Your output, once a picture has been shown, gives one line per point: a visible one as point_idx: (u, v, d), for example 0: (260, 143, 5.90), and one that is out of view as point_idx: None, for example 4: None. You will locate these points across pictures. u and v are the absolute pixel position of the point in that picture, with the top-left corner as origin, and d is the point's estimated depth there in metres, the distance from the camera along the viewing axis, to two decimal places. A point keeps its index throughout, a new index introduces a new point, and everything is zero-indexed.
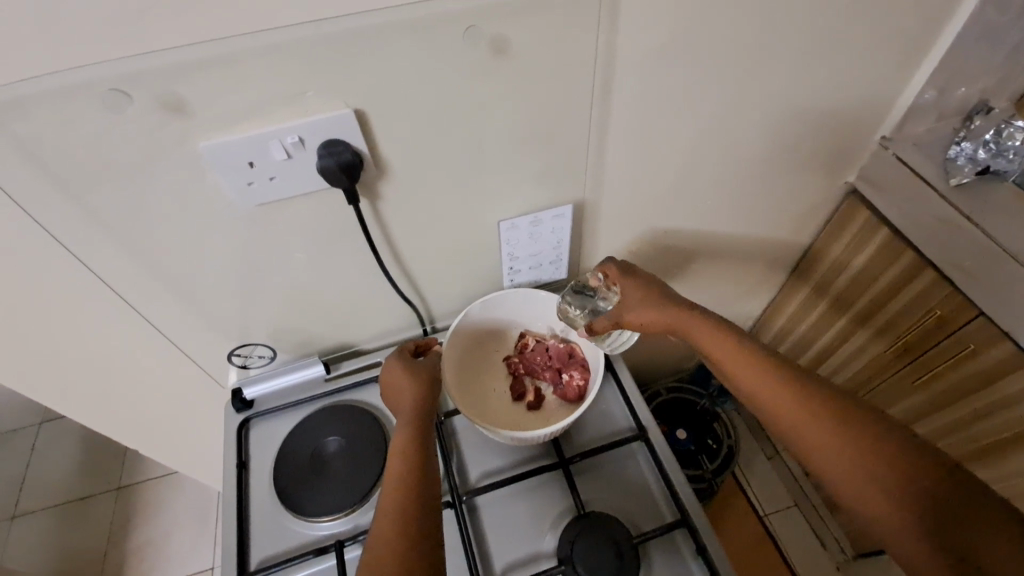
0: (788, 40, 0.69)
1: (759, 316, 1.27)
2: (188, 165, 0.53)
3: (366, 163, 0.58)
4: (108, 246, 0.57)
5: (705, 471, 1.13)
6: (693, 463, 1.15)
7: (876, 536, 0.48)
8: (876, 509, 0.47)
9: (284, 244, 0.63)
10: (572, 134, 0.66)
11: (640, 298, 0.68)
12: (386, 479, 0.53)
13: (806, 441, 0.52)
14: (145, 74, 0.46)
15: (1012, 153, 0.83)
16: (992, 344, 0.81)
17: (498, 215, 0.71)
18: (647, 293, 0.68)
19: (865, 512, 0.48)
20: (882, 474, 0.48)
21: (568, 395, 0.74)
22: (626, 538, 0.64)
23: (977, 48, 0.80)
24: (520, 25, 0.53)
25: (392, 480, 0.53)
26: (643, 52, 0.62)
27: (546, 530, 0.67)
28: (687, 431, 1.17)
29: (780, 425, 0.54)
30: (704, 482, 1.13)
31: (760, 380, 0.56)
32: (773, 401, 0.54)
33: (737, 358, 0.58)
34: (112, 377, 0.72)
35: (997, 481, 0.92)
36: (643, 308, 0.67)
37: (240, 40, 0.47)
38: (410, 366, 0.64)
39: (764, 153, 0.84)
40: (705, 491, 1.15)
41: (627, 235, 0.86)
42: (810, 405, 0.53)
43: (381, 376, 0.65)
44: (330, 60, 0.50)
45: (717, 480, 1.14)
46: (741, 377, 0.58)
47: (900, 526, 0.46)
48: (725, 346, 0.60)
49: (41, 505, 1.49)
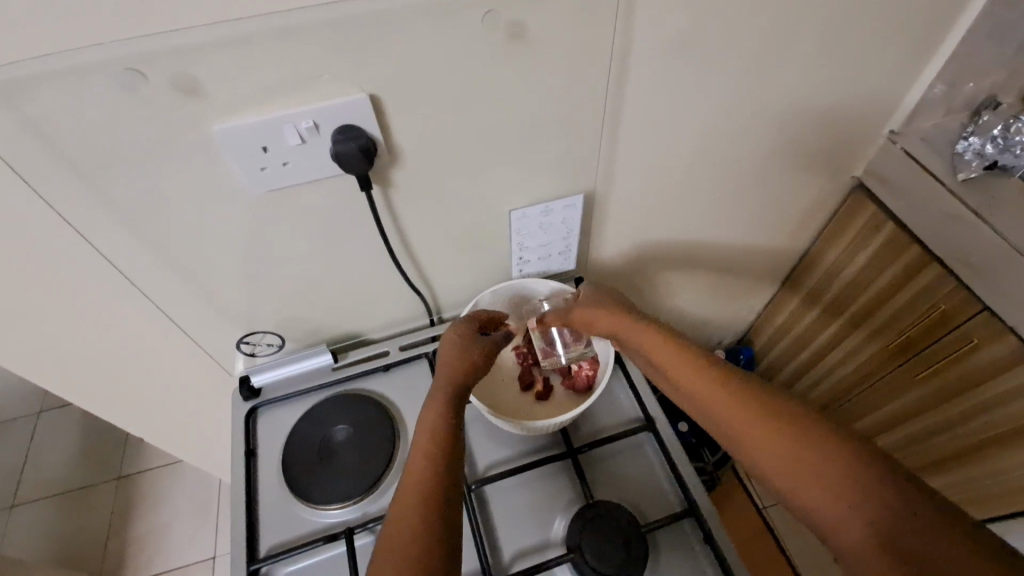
0: (802, 32, 0.68)
1: (761, 311, 1.26)
2: (201, 149, 0.52)
3: (380, 149, 0.58)
4: (119, 229, 0.56)
5: (707, 464, 1.18)
6: (694, 456, 1.17)
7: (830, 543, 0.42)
8: (820, 507, 0.42)
9: (293, 231, 0.63)
10: (585, 123, 0.65)
11: (592, 301, 0.68)
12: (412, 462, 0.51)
13: (743, 437, 0.47)
14: (160, 54, 0.46)
15: (1018, 149, 0.84)
16: (997, 338, 0.81)
17: (507, 205, 0.71)
18: (594, 296, 0.69)
19: (812, 513, 0.42)
20: (821, 468, 0.42)
21: (576, 385, 0.75)
22: (634, 527, 0.64)
23: (987, 43, 0.80)
24: (537, 11, 0.53)
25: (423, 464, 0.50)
26: (658, 40, 0.61)
27: (555, 519, 0.67)
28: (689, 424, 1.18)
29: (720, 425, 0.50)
30: (704, 474, 1.18)
31: (684, 375, 0.54)
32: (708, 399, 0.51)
33: (672, 356, 0.56)
34: (118, 362, 0.72)
35: (992, 477, 0.92)
36: (591, 306, 0.67)
37: (256, 22, 0.46)
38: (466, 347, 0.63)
39: (775, 144, 0.83)
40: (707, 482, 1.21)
41: (636, 226, 0.86)
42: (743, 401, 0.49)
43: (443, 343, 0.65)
44: (346, 43, 0.49)
45: (717, 472, 1.20)
46: (676, 376, 0.54)
47: (847, 525, 0.40)
48: (660, 347, 0.57)
49: (41, 494, 1.49)
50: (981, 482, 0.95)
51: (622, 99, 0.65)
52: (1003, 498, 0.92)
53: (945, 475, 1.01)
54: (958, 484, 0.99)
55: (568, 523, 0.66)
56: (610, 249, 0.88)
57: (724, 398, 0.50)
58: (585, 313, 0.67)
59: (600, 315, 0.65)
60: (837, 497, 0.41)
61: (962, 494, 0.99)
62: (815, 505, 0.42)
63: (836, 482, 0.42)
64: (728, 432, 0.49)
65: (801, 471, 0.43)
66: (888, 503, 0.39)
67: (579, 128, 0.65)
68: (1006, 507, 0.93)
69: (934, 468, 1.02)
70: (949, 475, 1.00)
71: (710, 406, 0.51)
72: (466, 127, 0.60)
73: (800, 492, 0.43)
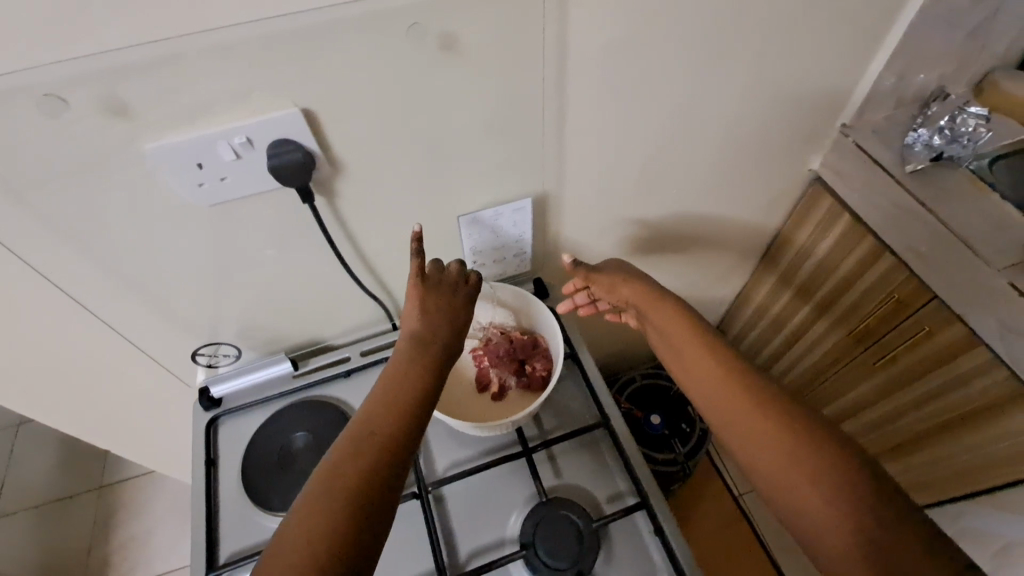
0: (741, 29, 0.69)
1: (740, 289, 1.26)
2: (135, 167, 0.53)
3: (319, 161, 0.59)
4: (60, 250, 0.57)
5: (678, 455, 1.17)
6: (663, 446, 1.18)
7: (808, 533, 0.50)
8: (809, 501, 0.50)
9: (244, 243, 0.64)
10: (529, 128, 0.66)
11: (618, 271, 0.76)
12: (375, 442, 0.51)
13: (750, 430, 0.55)
14: (83, 80, 0.46)
15: (965, 139, 0.86)
16: (946, 326, 0.82)
17: (458, 210, 0.72)
18: (620, 265, 0.77)
19: (798, 505, 0.51)
20: (821, 476, 0.50)
21: (531, 385, 0.76)
22: (587, 521, 0.65)
23: (931, 35, 0.81)
24: (466, 20, 0.53)
25: (383, 451, 0.50)
26: (595, 44, 0.62)
27: (510, 517, 0.69)
28: (660, 415, 1.21)
29: (730, 414, 0.58)
30: (676, 464, 1.17)
31: (706, 368, 0.62)
32: (729, 389, 0.59)
33: (700, 350, 0.64)
34: (75, 377, 0.73)
35: (944, 461, 0.95)
36: (620, 281, 0.75)
37: (178, 43, 0.47)
38: (447, 322, 0.62)
39: (725, 139, 0.84)
40: (675, 474, 1.18)
41: (595, 225, 0.87)
42: (762, 400, 0.57)
43: (436, 308, 0.63)
44: (275, 60, 0.50)
45: (690, 464, 1.17)
46: (701, 367, 0.62)
47: (831, 522, 0.48)
48: (687, 338, 0.66)
49: (23, 506, 1.49)
50: (934, 466, 0.97)
51: (567, 100, 0.66)
52: (957, 479, 0.94)
53: (902, 459, 1.03)
54: (915, 468, 1.01)
55: (523, 520, 0.68)
56: (566, 250, 0.88)
57: (739, 397, 0.58)
58: (608, 278, 0.76)
59: (627, 285, 0.74)
60: (825, 496, 0.49)
61: (918, 478, 1.02)
62: (804, 499, 0.50)
63: (831, 487, 0.49)
64: (737, 423, 0.57)
65: (799, 473, 0.51)
66: (870, 513, 0.47)
67: (522, 132, 0.66)
68: (957, 489, 0.96)
69: (893, 453, 1.04)
70: (906, 459, 1.02)
71: (727, 399, 0.59)
72: (409, 135, 0.60)
73: (791, 488, 0.51)
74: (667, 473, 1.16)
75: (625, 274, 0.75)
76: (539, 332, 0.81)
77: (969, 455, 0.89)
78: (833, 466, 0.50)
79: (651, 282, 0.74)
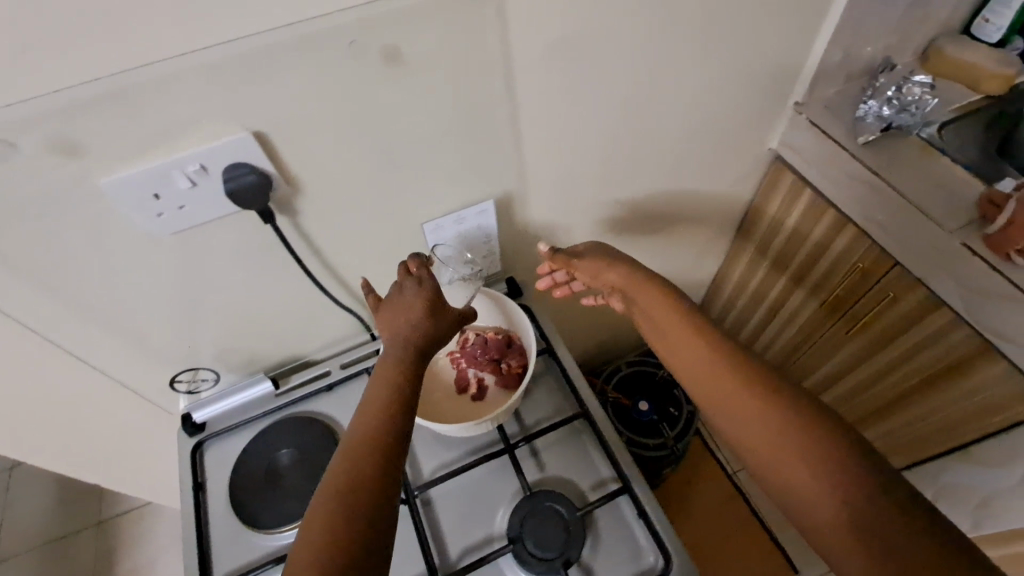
0: (683, 20, 0.71)
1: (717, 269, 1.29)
2: (93, 203, 0.53)
3: (277, 181, 0.60)
4: (24, 290, 0.57)
5: (667, 438, 1.19)
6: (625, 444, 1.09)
7: (792, 498, 0.52)
8: (793, 471, 0.52)
9: (211, 268, 0.64)
10: (484, 131, 0.68)
11: (597, 256, 0.77)
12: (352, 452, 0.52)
13: (737, 406, 0.57)
14: (29, 121, 0.47)
15: (912, 107, 0.90)
16: (908, 290, 0.85)
17: (422, 217, 0.73)
18: (601, 249, 0.78)
19: (783, 475, 0.53)
20: (804, 447, 0.52)
21: (508, 382, 0.77)
22: (571, 511, 0.67)
23: (872, 10, 0.84)
24: (408, 33, 0.55)
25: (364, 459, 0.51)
26: (540, 44, 0.64)
27: (498, 512, 0.70)
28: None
29: (717, 397, 0.59)
30: (665, 448, 1.18)
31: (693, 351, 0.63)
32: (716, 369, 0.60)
33: (684, 336, 0.65)
34: (55, 414, 0.73)
35: (918, 423, 0.97)
36: (603, 266, 0.76)
37: (123, 78, 0.47)
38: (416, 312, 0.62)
39: (681, 126, 0.86)
40: (666, 457, 1.20)
41: (562, 221, 0.89)
42: (746, 377, 0.58)
43: (399, 305, 0.63)
44: (223, 88, 0.51)
45: (680, 446, 1.19)
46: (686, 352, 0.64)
47: (814, 487, 0.50)
48: (672, 321, 0.67)
49: (22, 547, 1.49)
50: (911, 429, 0.99)
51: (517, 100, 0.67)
52: (933, 440, 0.97)
53: (879, 425, 1.05)
54: (893, 433, 1.04)
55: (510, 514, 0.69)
56: (534, 245, 0.90)
57: (725, 375, 0.59)
58: (591, 264, 0.77)
59: (611, 269, 0.75)
60: (809, 465, 0.51)
61: (898, 442, 1.04)
62: (788, 471, 0.52)
63: (815, 456, 0.51)
64: (725, 402, 0.58)
65: (784, 445, 0.53)
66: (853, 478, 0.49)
67: (475, 136, 0.67)
68: (932, 449, 0.98)
69: (871, 419, 1.06)
70: (885, 425, 1.04)
71: (718, 381, 0.60)
72: (359, 144, 0.61)
73: (775, 460, 0.53)
74: (658, 457, 1.18)
75: (608, 258, 0.76)
76: (513, 329, 0.82)
77: (942, 416, 0.92)
78: (817, 435, 0.52)
79: (636, 264, 0.74)
